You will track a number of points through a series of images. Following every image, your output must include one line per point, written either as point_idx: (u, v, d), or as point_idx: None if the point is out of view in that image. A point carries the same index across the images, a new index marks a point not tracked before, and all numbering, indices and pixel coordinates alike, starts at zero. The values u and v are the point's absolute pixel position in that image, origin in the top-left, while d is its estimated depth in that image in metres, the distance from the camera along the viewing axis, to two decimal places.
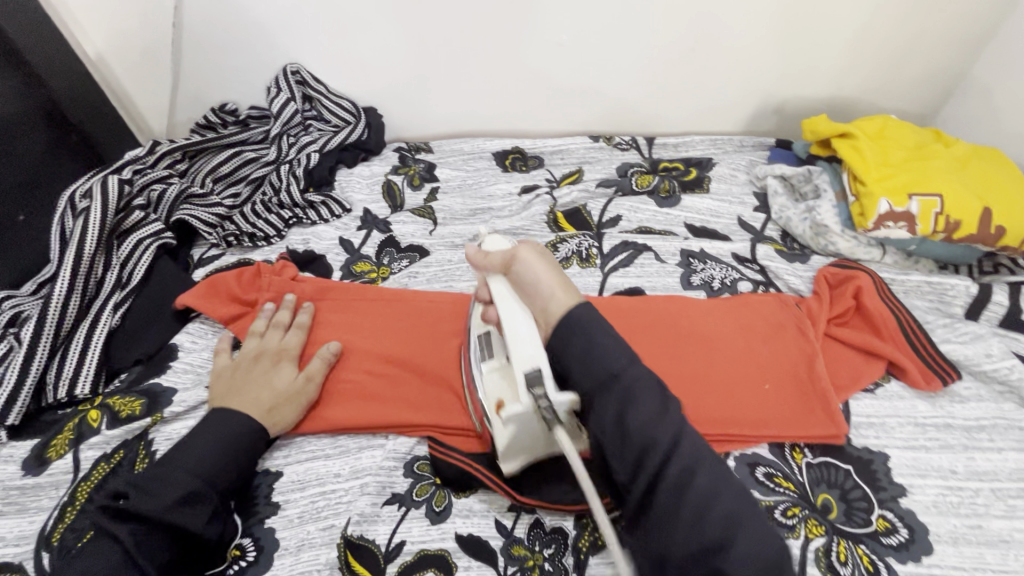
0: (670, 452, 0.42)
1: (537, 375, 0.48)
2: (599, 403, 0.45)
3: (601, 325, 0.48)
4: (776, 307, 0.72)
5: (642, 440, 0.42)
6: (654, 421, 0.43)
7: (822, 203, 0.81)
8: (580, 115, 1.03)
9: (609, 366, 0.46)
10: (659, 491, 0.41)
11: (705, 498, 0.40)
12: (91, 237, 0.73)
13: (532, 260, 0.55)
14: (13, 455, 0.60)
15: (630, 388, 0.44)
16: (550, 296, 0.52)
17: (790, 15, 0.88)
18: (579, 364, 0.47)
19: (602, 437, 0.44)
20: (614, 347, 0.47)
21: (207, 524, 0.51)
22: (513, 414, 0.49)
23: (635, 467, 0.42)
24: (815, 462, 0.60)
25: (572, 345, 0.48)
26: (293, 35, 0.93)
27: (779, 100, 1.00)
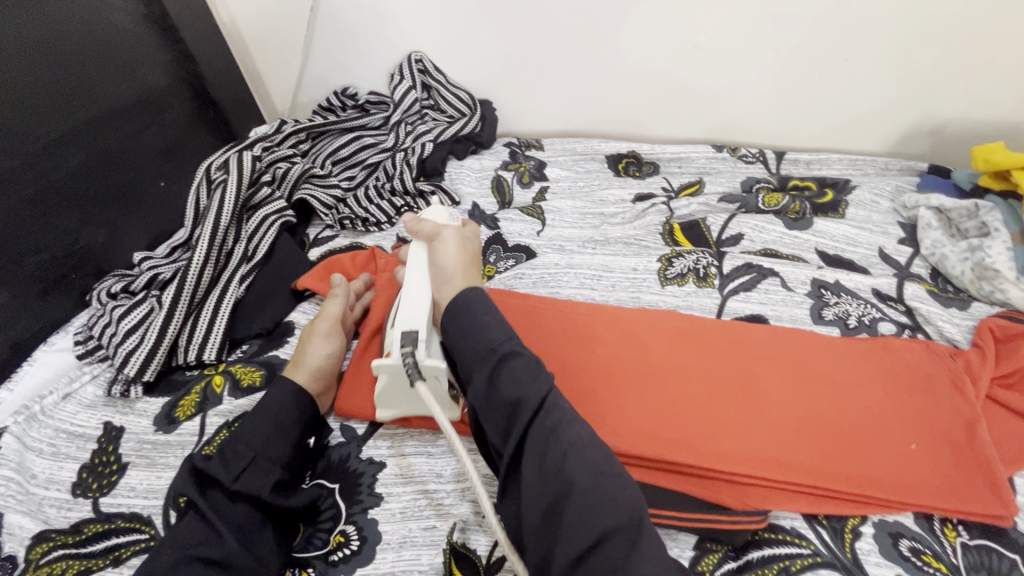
0: (538, 411, 0.45)
1: (412, 334, 0.55)
2: (475, 376, 0.48)
3: (484, 304, 0.52)
4: (925, 357, 0.64)
5: (510, 401, 0.46)
6: (526, 383, 0.47)
7: (994, 243, 0.71)
8: (704, 122, 0.97)
9: (486, 346, 0.49)
10: (529, 445, 0.44)
11: (565, 452, 0.43)
12: (227, 210, 0.76)
13: (448, 245, 0.62)
14: (146, 411, 0.64)
15: (503, 355, 0.48)
16: (447, 278, 0.58)
17: (969, 27, 0.78)
18: (460, 342, 0.51)
19: (474, 399, 0.48)
20: (496, 325, 0.51)
21: (236, 475, 0.52)
22: (383, 364, 0.56)
23: (507, 428, 0.46)
24: (973, 544, 0.53)
25: (455, 322, 0.52)
26: (423, 25, 0.93)
27: (940, 120, 0.89)
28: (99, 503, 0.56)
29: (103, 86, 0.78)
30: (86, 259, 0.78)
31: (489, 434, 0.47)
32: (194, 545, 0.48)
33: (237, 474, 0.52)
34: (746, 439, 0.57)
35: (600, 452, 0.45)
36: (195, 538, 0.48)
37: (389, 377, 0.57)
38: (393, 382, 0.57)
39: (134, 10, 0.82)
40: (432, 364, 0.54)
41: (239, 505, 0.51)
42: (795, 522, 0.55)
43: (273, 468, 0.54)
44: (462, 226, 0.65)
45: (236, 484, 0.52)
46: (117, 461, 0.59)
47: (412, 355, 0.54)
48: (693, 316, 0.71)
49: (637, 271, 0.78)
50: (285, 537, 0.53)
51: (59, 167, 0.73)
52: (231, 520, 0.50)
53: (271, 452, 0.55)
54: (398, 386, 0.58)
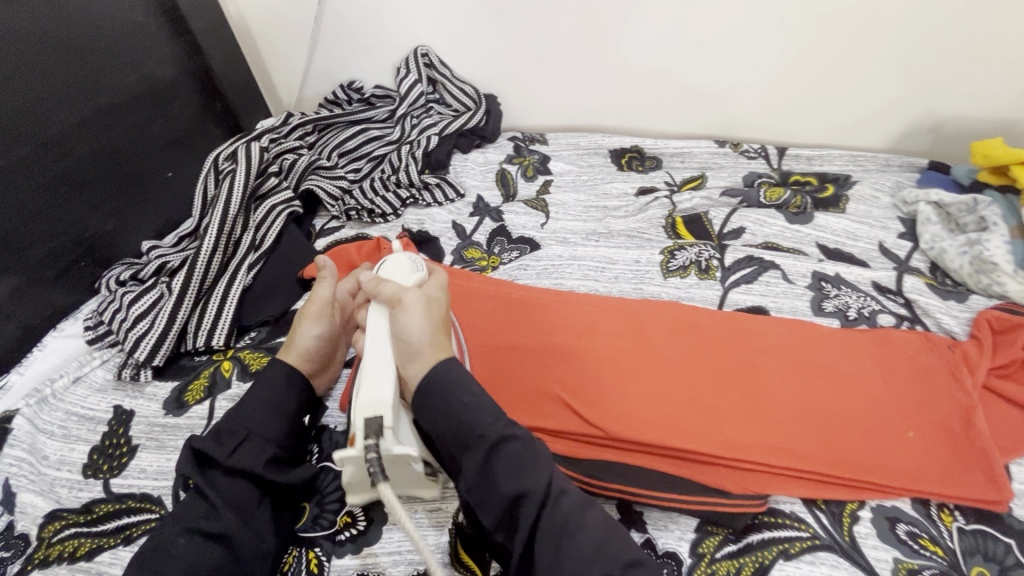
0: (542, 503, 0.44)
1: (376, 424, 0.47)
2: (465, 465, 0.46)
3: (462, 387, 0.48)
4: (924, 347, 0.64)
5: (511, 493, 0.44)
6: (525, 472, 0.45)
7: (991, 237, 0.72)
8: (706, 117, 0.98)
9: (475, 429, 0.46)
10: (537, 543, 0.43)
11: (584, 549, 0.43)
12: (235, 200, 0.77)
13: (412, 311, 0.51)
14: (156, 395, 0.65)
15: (495, 439, 0.45)
16: (413, 354, 0.50)
17: (970, 25, 0.79)
18: (443, 429, 0.47)
19: (470, 495, 0.46)
20: (479, 404, 0.47)
21: (230, 453, 0.52)
22: (346, 458, 0.48)
23: (510, 523, 0.45)
24: (969, 528, 0.54)
25: (434, 405, 0.47)
26: (429, 19, 0.94)
27: (939, 118, 0.90)
28: (110, 484, 0.57)
29: (113, 77, 0.79)
30: (96, 247, 0.79)
31: (489, 527, 0.46)
32: (195, 519, 0.49)
33: (230, 453, 0.52)
34: (753, 429, 0.58)
35: (617, 541, 0.44)
36: (195, 514, 0.49)
37: (355, 468, 0.49)
38: (358, 475, 0.50)
39: (143, 2, 0.83)
40: (401, 454, 0.47)
41: (235, 482, 0.51)
42: (794, 506, 0.55)
43: (268, 447, 0.53)
44: (433, 285, 0.55)
45: (231, 461, 0.51)
46: (127, 443, 0.60)
47: (376, 448, 0.46)
48: (695, 306, 0.72)
49: (639, 263, 0.79)
50: (283, 515, 0.53)
51: (70, 155, 0.74)
52: (227, 497, 0.50)
53: (267, 431, 0.53)
54: (364, 477, 0.51)
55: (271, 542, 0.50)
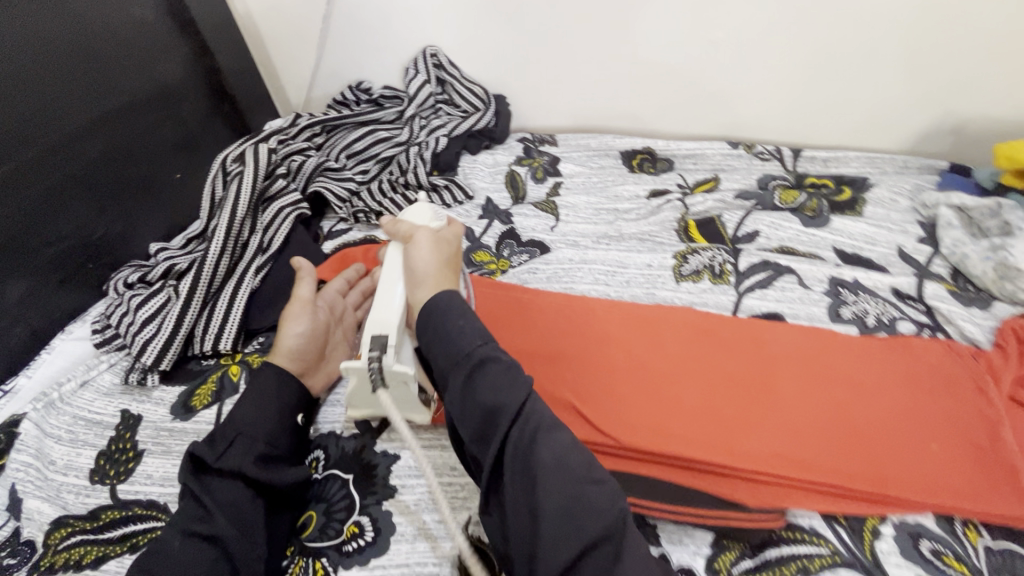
0: (516, 417, 0.43)
1: (381, 339, 0.53)
2: (450, 382, 0.46)
3: (459, 308, 0.49)
4: (947, 357, 0.63)
5: (486, 407, 0.43)
6: (504, 390, 0.44)
7: (1015, 242, 0.70)
8: (720, 118, 0.96)
9: (461, 347, 0.46)
10: (507, 456, 0.42)
11: (545, 464, 0.41)
12: (243, 202, 0.77)
13: (422, 247, 0.56)
14: (163, 399, 0.64)
15: (478, 359, 0.45)
16: (418, 281, 0.54)
17: (994, 24, 0.77)
18: (435, 349, 0.48)
19: (449, 408, 0.45)
20: (473, 329, 0.48)
21: (221, 451, 0.52)
22: (350, 367, 0.54)
23: (483, 435, 0.43)
24: (996, 546, 0.52)
25: (429, 326, 0.49)
26: (438, 19, 0.93)
27: (960, 119, 0.87)
28: (117, 490, 0.56)
29: (123, 78, 0.79)
30: (104, 249, 0.79)
31: (465, 440, 0.45)
32: (192, 520, 0.49)
33: (219, 453, 0.52)
34: (769, 440, 0.57)
35: (583, 460, 0.42)
36: (193, 515, 0.49)
37: (357, 380, 0.55)
38: (359, 387, 0.56)
39: (153, 3, 0.82)
40: (398, 370, 0.53)
41: (227, 483, 0.51)
42: (813, 521, 0.53)
43: (258, 444, 0.54)
44: (445, 231, 0.59)
45: (223, 459, 0.52)
46: (134, 449, 0.60)
47: (378, 359, 0.52)
48: (709, 313, 0.70)
49: (651, 267, 0.78)
50: (276, 520, 0.52)
51: (79, 157, 0.73)
52: (221, 496, 0.50)
53: (257, 430, 0.54)
54: (365, 390, 0.56)
55: (263, 547, 0.49)
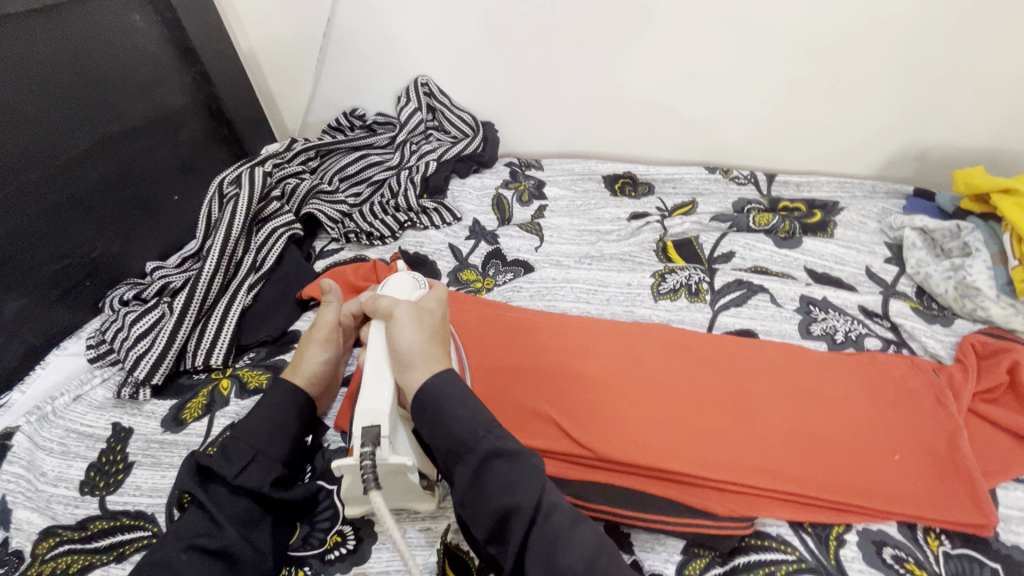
0: (534, 514, 0.44)
1: (374, 432, 0.48)
2: (459, 475, 0.46)
3: (456, 400, 0.48)
4: (909, 371, 0.65)
5: (504, 502, 0.44)
6: (518, 484, 0.45)
7: (974, 262, 0.73)
8: (697, 145, 1.01)
9: (463, 447, 0.47)
10: (527, 556, 0.43)
11: (572, 566, 0.42)
12: (238, 222, 0.80)
13: (405, 324, 0.53)
14: (154, 413, 0.66)
15: (486, 454, 0.46)
16: (406, 365, 0.51)
17: (948, 61, 0.82)
18: (435, 437, 0.48)
19: (461, 508, 0.46)
20: (474, 417, 0.48)
21: (241, 471, 0.53)
22: (344, 466, 0.48)
23: (501, 536, 0.45)
24: (956, 553, 0.54)
25: (425, 416, 0.48)
26: (428, 51, 0.98)
27: (923, 147, 0.92)
28: (106, 501, 0.58)
29: (125, 105, 0.83)
30: (101, 267, 0.81)
31: (481, 541, 0.46)
32: (199, 536, 0.49)
33: (239, 471, 0.53)
34: (738, 451, 0.59)
35: (601, 555, 0.44)
36: (198, 530, 0.50)
37: (351, 477, 0.50)
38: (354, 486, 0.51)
39: (156, 35, 0.87)
40: (397, 463, 0.48)
41: (239, 501, 0.52)
42: (781, 529, 0.56)
43: (274, 467, 0.55)
44: (434, 300, 0.58)
45: (242, 479, 0.53)
46: (124, 461, 0.61)
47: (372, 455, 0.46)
48: (684, 329, 0.73)
49: (630, 286, 0.81)
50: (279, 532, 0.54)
51: (80, 180, 0.77)
52: (232, 513, 0.51)
53: (274, 450, 0.56)
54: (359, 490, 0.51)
55: (270, 562, 0.51)
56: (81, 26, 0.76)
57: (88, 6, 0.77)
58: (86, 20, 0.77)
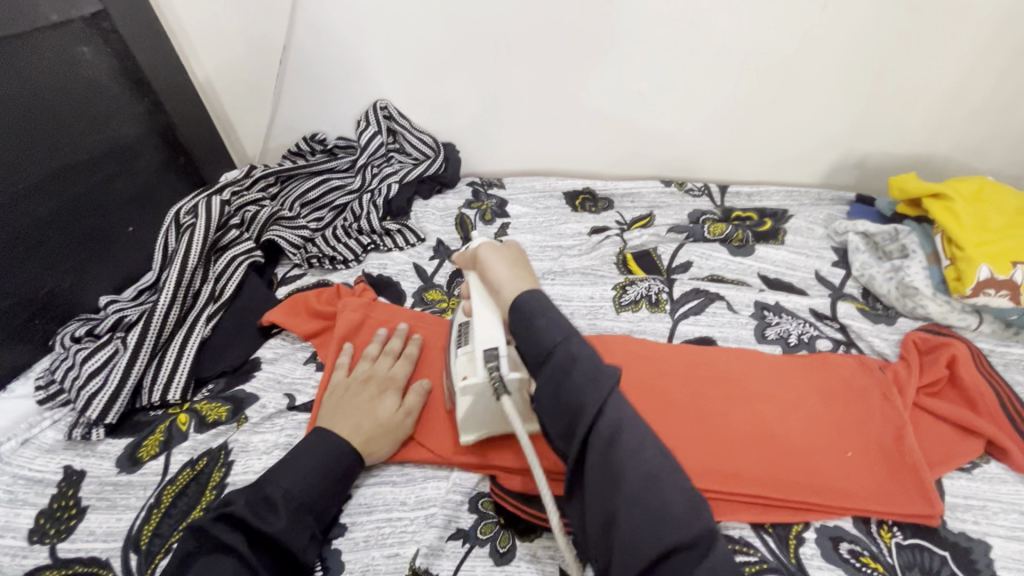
0: (599, 416, 0.44)
1: (492, 353, 0.56)
2: (540, 379, 0.48)
3: (542, 305, 0.51)
4: (858, 369, 0.69)
5: (571, 410, 0.45)
6: (587, 390, 0.45)
7: (911, 263, 0.78)
8: (653, 160, 1.05)
9: (544, 344, 0.48)
10: (591, 450, 0.44)
11: (629, 462, 0.43)
12: (194, 253, 0.78)
13: (493, 260, 0.60)
14: (109, 452, 0.64)
15: (563, 363, 0.47)
16: (495, 290, 0.57)
17: (880, 74, 0.87)
18: (523, 342, 0.50)
19: (540, 403, 0.48)
20: (558, 324, 0.50)
21: (310, 540, 0.52)
22: (467, 387, 0.57)
23: (568, 432, 0.45)
24: (907, 543, 0.56)
25: (516, 323, 0.51)
26: (387, 75, 0.99)
27: (862, 154, 0.98)
28: (56, 549, 0.55)
29: (73, 138, 0.81)
30: (50, 305, 0.79)
31: (551, 434, 0.47)
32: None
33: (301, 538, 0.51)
34: (699, 457, 0.60)
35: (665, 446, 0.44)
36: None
37: (475, 398, 0.58)
38: (478, 405, 0.58)
39: (107, 65, 0.86)
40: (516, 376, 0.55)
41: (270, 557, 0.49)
42: (743, 531, 0.58)
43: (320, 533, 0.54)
44: (513, 248, 0.62)
45: (309, 551, 0.52)
46: (76, 506, 0.59)
47: (497, 369, 0.55)
48: (645, 341, 0.75)
49: (593, 299, 0.83)
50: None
51: (27, 215, 0.74)
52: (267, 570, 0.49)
53: (325, 517, 0.55)
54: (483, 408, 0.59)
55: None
56: (26, 60, 0.75)
57: (33, 39, 0.75)
58: (31, 53, 0.75)
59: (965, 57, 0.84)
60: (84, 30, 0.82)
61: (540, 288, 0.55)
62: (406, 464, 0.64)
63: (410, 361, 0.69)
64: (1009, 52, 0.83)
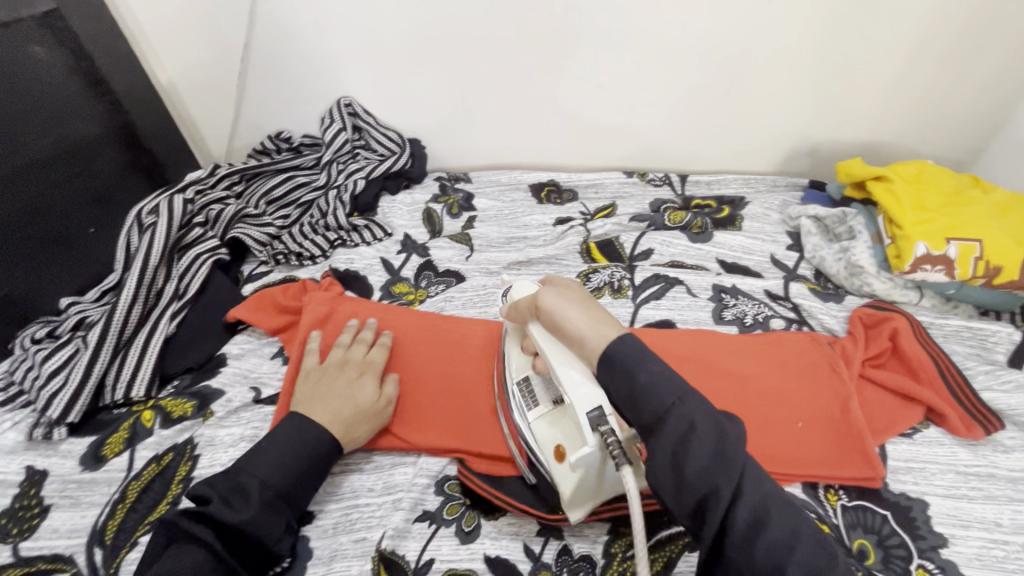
0: (736, 499, 0.39)
1: (600, 415, 0.48)
2: (657, 454, 0.41)
3: (648, 361, 0.45)
4: (808, 345, 0.72)
5: (700, 490, 0.40)
6: (717, 470, 0.40)
7: (857, 244, 0.81)
8: (615, 151, 1.07)
9: (653, 410, 0.42)
10: (728, 539, 0.39)
11: (772, 550, 0.38)
12: (156, 250, 0.78)
13: (564, 304, 0.53)
14: (71, 451, 0.64)
15: (683, 430, 0.41)
16: (579, 342, 0.49)
17: (827, 64, 0.91)
18: (627, 407, 0.44)
19: (654, 479, 0.42)
20: (663, 381, 0.44)
21: (284, 531, 0.53)
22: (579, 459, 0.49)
23: (698, 515, 0.40)
24: (852, 505, 0.59)
25: (618, 384, 0.45)
26: (351, 73, 0.99)
27: (813, 142, 1.02)
28: (19, 548, 0.55)
29: (28, 140, 0.80)
30: (8, 308, 0.78)
31: (674, 513, 0.41)
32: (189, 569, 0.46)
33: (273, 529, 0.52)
34: None
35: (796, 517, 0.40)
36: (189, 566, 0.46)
37: (585, 472, 0.50)
38: (586, 478, 0.50)
39: (62, 65, 0.85)
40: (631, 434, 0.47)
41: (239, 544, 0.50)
42: None
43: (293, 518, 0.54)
44: (568, 287, 0.56)
45: (281, 542, 0.52)
46: (39, 505, 0.59)
47: (612, 433, 0.47)
48: None
49: None
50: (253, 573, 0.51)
51: None
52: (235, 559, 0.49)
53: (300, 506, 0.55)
54: (587, 482, 0.51)
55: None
56: None
57: None
58: None
59: (905, 47, 0.88)
60: (36, 29, 0.81)
61: (627, 330, 0.48)
62: (374, 452, 0.65)
63: (384, 348, 0.68)
64: (943, 42, 0.87)
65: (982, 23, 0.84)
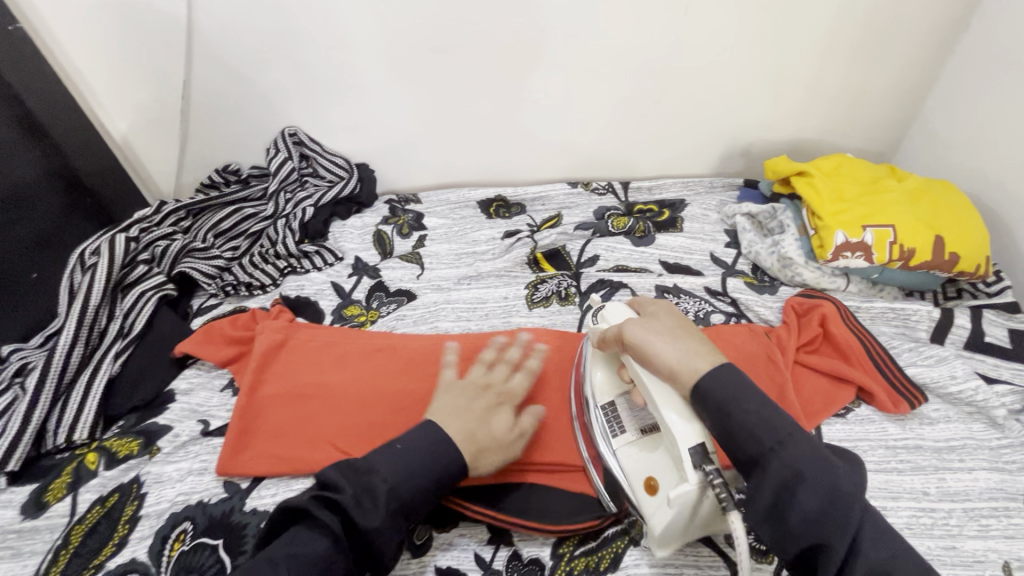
0: (846, 548, 0.40)
1: (702, 451, 0.47)
2: (760, 498, 0.42)
3: (746, 389, 0.46)
4: (747, 336, 0.73)
5: (809, 538, 0.41)
6: (823, 520, 0.40)
7: (785, 237, 0.86)
8: (560, 165, 1.11)
9: (751, 451, 0.43)
10: None
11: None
12: (97, 291, 0.78)
13: (653, 333, 0.52)
14: (12, 500, 0.63)
15: (787, 477, 0.41)
16: (671, 375, 0.49)
17: (748, 70, 0.96)
18: (723, 442, 0.45)
19: (757, 525, 0.43)
20: (759, 421, 0.44)
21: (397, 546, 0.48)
22: (677, 496, 0.46)
23: (805, 557, 0.42)
24: None
25: (708, 411, 0.46)
26: (294, 104, 1.01)
27: (744, 143, 1.07)
28: None
29: None
30: None
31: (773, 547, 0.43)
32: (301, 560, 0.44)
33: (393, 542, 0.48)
34: None
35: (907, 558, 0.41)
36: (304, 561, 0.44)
37: (678, 513, 0.47)
38: (678, 523, 0.48)
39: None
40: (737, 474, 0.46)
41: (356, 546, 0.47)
42: None
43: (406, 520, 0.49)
44: (664, 312, 0.56)
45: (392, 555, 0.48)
46: None
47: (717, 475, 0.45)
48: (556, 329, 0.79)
49: (507, 299, 0.87)
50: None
51: None
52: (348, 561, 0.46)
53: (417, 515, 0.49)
54: (677, 528, 0.48)
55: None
56: None
57: None
58: None
59: (816, 51, 0.94)
60: None
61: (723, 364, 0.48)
62: None
63: (529, 376, 0.62)
64: (850, 44, 0.93)
65: (885, 22, 0.90)
